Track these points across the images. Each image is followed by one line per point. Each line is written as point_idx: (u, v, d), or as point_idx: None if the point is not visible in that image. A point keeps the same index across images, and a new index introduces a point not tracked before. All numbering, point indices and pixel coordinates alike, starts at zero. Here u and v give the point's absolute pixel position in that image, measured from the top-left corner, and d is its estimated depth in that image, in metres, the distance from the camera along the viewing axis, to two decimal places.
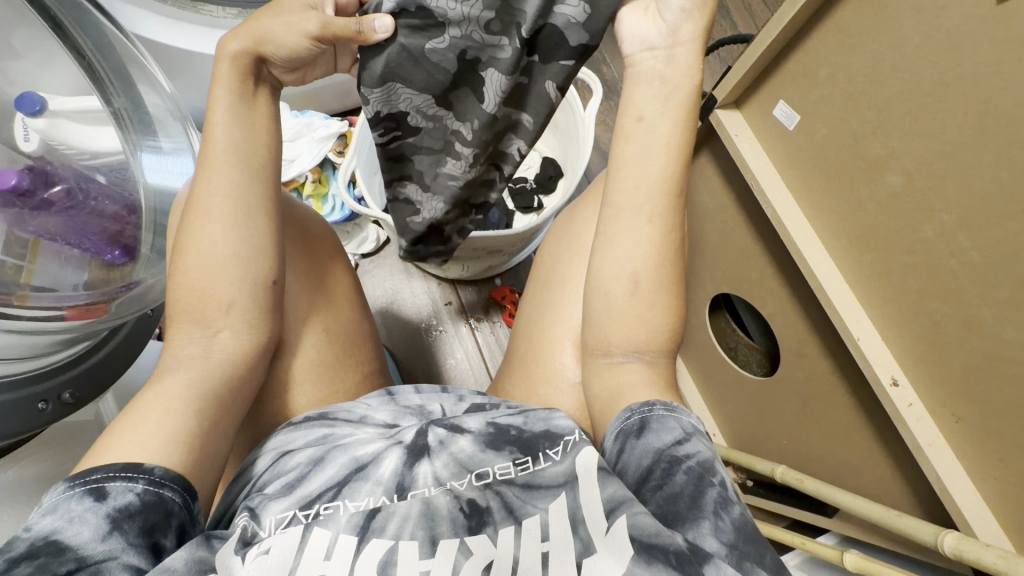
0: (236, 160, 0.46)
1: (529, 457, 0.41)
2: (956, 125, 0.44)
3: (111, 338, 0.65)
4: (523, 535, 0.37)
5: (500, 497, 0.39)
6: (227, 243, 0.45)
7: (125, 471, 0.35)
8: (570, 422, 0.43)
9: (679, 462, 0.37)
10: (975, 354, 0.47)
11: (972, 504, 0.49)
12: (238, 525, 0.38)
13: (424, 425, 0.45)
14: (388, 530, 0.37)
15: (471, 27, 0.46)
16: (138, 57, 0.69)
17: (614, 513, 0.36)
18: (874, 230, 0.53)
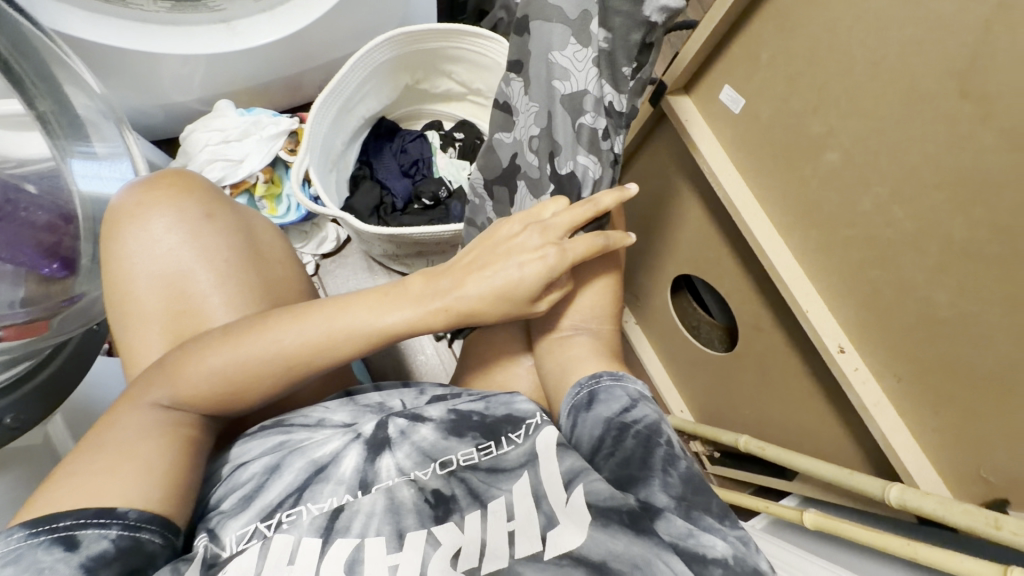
0: (295, 358, 0.44)
1: (491, 442, 0.43)
2: (887, 102, 0.46)
3: (56, 357, 0.61)
4: (490, 517, 0.39)
5: (465, 484, 0.41)
6: (239, 385, 0.44)
7: (98, 517, 0.35)
8: (529, 403, 0.45)
9: (628, 428, 0.41)
10: (911, 317, 0.50)
11: (913, 456, 0.53)
12: (198, 547, 0.39)
13: (384, 417, 0.46)
14: (353, 529, 0.39)
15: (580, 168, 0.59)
16: (61, 56, 0.62)
17: (572, 483, 0.38)
18: (816, 206, 0.56)
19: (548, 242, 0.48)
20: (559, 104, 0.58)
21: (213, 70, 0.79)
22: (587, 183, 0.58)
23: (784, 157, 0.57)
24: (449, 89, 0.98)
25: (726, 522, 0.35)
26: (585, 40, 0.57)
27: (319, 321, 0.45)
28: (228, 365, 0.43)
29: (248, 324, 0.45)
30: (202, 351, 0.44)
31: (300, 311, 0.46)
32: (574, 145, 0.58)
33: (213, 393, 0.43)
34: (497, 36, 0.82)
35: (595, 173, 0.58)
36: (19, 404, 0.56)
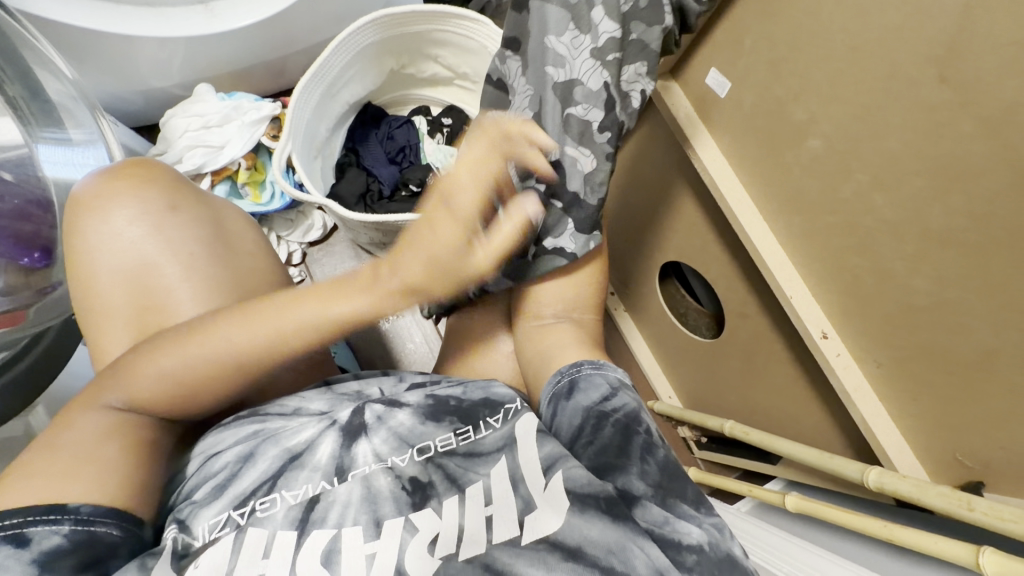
0: (253, 357, 0.43)
1: (469, 427, 0.43)
2: (868, 88, 0.46)
3: (34, 347, 0.62)
4: (467, 503, 0.39)
5: (443, 470, 0.41)
6: (180, 383, 0.43)
7: (48, 514, 0.35)
8: (506, 389, 0.46)
9: (608, 416, 0.41)
10: (892, 304, 0.51)
11: (892, 440, 0.54)
12: (167, 539, 0.39)
13: (361, 404, 0.46)
14: (329, 520, 0.39)
15: (579, 154, 0.55)
16: (30, 40, 0.61)
17: (551, 470, 0.39)
18: (799, 192, 0.55)
19: (460, 222, 0.42)
20: (552, 90, 0.55)
21: (192, 55, 0.77)
22: (574, 173, 0.54)
23: (768, 143, 0.56)
24: (435, 73, 0.96)
25: (701, 509, 0.36)
26: (584, 26, 0.55)
27: (271, 319, 0.43)
28: (184, 364, 0.43)
29: (202, 320, 0.44)
30: (150, 352, 0.43)
31: (250, 308, 0.44)
32: (563, 133, 0.55)
33: (171, 391, 0.43)
34: (481, 18, 0.80)
35: (585, 164, 0.55)
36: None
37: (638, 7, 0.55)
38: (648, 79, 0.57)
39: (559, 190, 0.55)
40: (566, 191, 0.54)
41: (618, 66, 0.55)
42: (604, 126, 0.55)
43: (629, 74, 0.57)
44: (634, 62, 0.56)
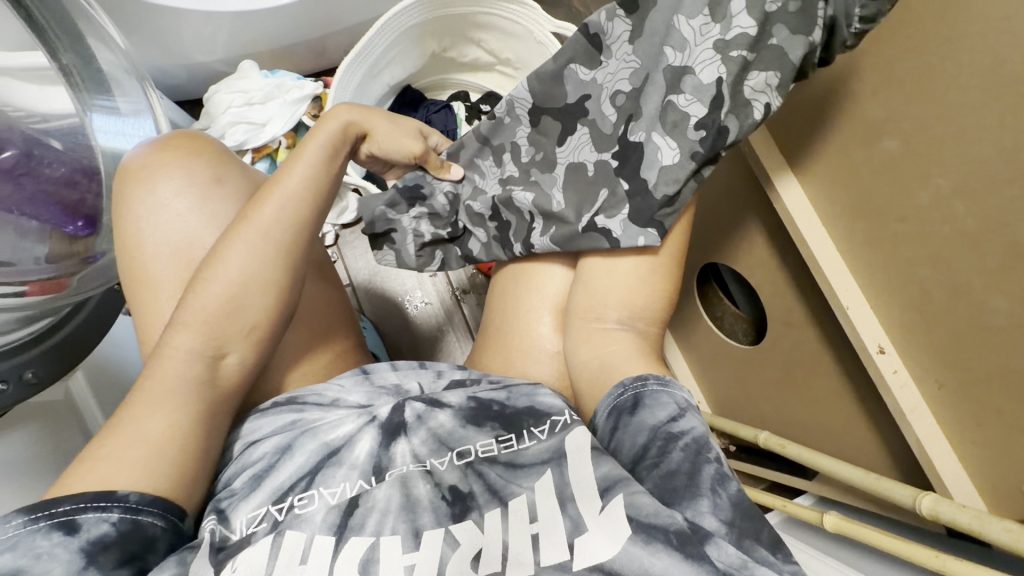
0: (285, 237, 0.47)
1: (512, 435, 0.43)
2: (961, 85, 0.42)
3: (75, 317, 0.59)
4: (510, 518, 0.39)
5: (483, 480, 0.41)
6: (215, 296, 0.45)
7: (96, 501, 0.36)
8: (555, 398, 0.46)
9: (676, 439, 0.38)
10: (963, 321, 0.47)
11: (949, 467, 0.51)
12: (205, 530, 0.40)
13: (401, 401, 0.47)
14: (367, 528, 0.39)
15: (664, 150, 0.51)
16: (86, 10, 0.62)
17: (608, 492, 0.37)
18: (865, 196, 0.52)
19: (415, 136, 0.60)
20: (660, 73, 0.52)
21: (236, 31, 0.77)
22: (650, 165, 0.51)
23: (836, 143, 0.52)
24: (477, 58, 0.95)
25: (778, 555, 0.34)
26: (719, 15, 0.49)
27: (285, 190, 0.48)
28: (235, 276, 0.45)
29: (235, 231, 0.47)
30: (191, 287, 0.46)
31: (268, 198, 0.48)
32: (655, 120, 0.52)
33: (227, 307, 0.45)
34: (529, 1, 0.78)
35: (666, 157, 0.50)
36: (40, 360, 0.54)
37: (786, 9, 0.47)
38: (777, 93, 0.49)
39: (629, 172, 0.53)
40: (637, 177, 0.52)
41: (743, 66, 0.48)
42: (702, 126, 0.49)
43: (756, 81, 0.48)
44: (765, 70, 0.48)
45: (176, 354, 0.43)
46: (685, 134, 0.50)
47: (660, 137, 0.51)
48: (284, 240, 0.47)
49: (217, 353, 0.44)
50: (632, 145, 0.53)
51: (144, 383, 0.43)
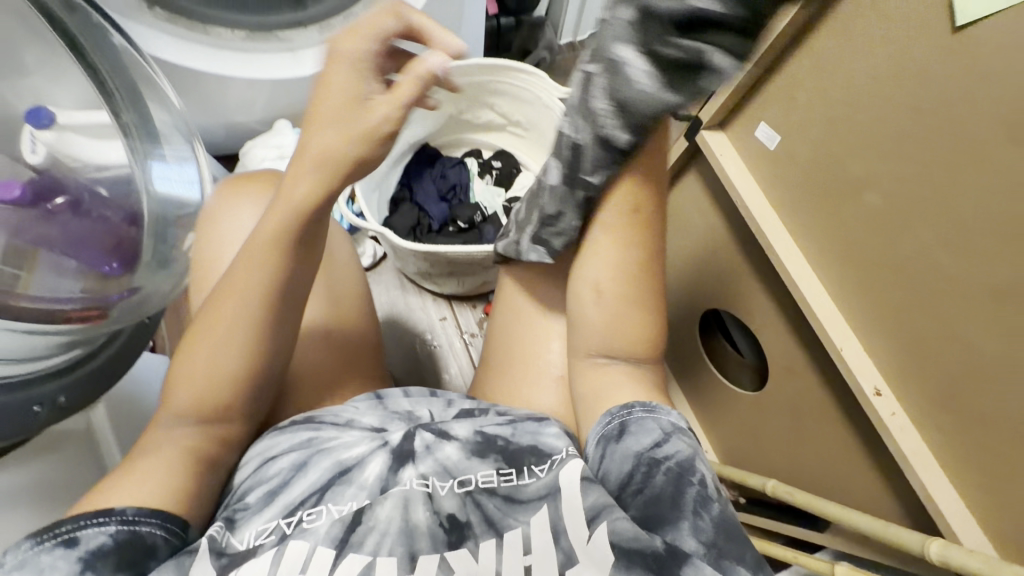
0: (242, 328, 0.45)
1: (513, 470, 0.45)
2: (932, 148, 0.46)
3: (109, 345, 0.62)
4: (505, 550, 0.41)
5: (481, 511, 0.43)
6: (199, 369, 0.46)
7: (97, 517, 0.39)
8: (558, 437, 0.47)
9: (658, 464, 0.41)
10: (955, 364, 0.48)
11: (955, 512, 0.50)
12: (209, 533, 0.42)
13: (412, 429, 0.48)
14: (366, 546, 0.41)
15: (564, 173, 0.50)
16: (150, 75, 0.69)
17: (595, 521, 0.40)
18: (853, 246, 0.55)
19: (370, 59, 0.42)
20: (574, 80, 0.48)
21: (273, 95, 0.86)
22: (545, 191, 0.52)
23: (821, 197, 0.56)
24: (489, 120, 1.03)
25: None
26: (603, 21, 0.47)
27: (252, 266, 0.45)
28: (209, 368, 0.46)
29: (203, 336, 0.47)
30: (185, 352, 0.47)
31: (225, 302, 0.46)
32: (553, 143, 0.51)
33: (206, 384, 0.46)
34: (537, 71, 0.87)
35: (550, 183, 0.51)
36: (74, 385, 0.58)
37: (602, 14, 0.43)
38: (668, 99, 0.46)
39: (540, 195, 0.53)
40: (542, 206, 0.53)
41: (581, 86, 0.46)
42: (576, 148, 0.48)
43: (597, 88, 0.44)
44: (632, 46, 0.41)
45: (168, 428, 0.46)
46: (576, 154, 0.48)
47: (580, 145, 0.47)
48: (245, 324, 0.45)
49: (205, 423, 0.47)
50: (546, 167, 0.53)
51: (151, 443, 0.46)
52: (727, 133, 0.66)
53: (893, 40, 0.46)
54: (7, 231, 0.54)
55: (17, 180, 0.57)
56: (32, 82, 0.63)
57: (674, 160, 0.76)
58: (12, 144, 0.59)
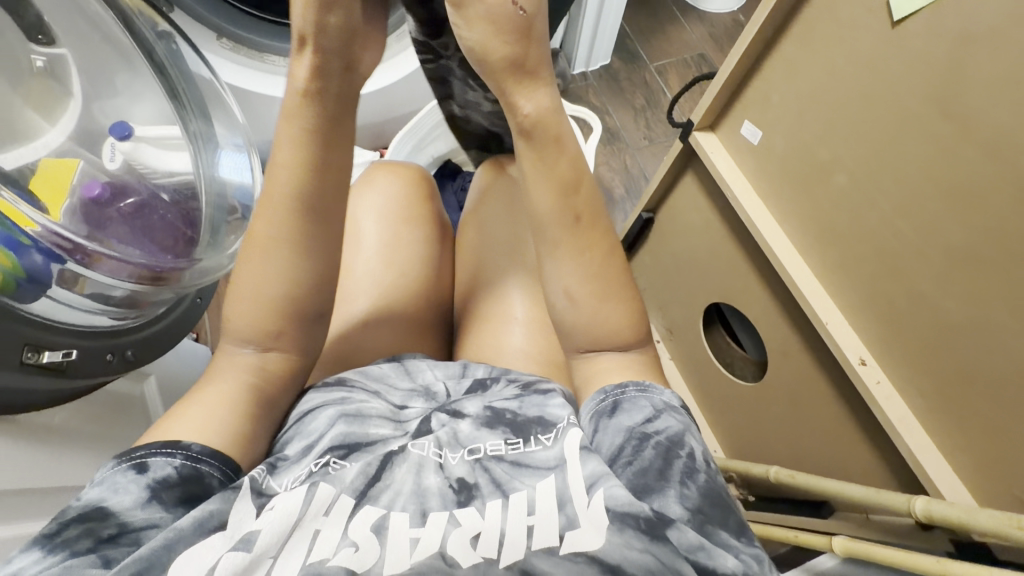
0: (292, 231, 0.46)
1: (519, 439, 0.43)
2: (882, 131, 0.52)
3: (169, 313, 0.69)
4: (510, 508, 0.39)
5: (489, 474, 0.41)
6: (259, 280, 0.45)
7: (165, 447, 0.39)
8: (564, 408, 0.45)
9: (649, 437, 0.41)
10: (925, 325, 0.53)
11: (942, 472, 0.53)
12: (249, 474, 0.40)
13: (429, 413, 0.47)
14: (382, 500, 0.39)
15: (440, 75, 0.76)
16: (219, 93, 0.82)
17: (593, 487, 0.38)
18: (831, 223, 0.60)
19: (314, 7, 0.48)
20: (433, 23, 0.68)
21: None
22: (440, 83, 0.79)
23: (799, 181, 0.63)
24: None
25: (742, 538, 0.36)
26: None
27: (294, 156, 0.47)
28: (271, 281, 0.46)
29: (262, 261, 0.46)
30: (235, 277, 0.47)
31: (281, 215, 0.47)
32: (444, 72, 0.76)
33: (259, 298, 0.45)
34: None
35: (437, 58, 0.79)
36: (139, 342, 0.63)
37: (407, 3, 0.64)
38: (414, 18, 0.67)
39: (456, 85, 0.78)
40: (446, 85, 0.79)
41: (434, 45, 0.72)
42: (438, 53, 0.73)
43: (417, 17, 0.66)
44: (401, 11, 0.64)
45: (234, 351, 0.45)
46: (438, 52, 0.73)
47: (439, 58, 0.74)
48: (298, 229, 0.46)
49: (264, 349, 0.46)
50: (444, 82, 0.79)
51: (214, 369, 0.45)
52: (717, 134, 0.73)
53: (845, 41, 0.53)
54: (88, 224, 0.62)
55: (98, 181, 0.66)
56: (117, 102, 0.74)
57: (671, 164, 0.83)
58: (95, 151, 0.69)
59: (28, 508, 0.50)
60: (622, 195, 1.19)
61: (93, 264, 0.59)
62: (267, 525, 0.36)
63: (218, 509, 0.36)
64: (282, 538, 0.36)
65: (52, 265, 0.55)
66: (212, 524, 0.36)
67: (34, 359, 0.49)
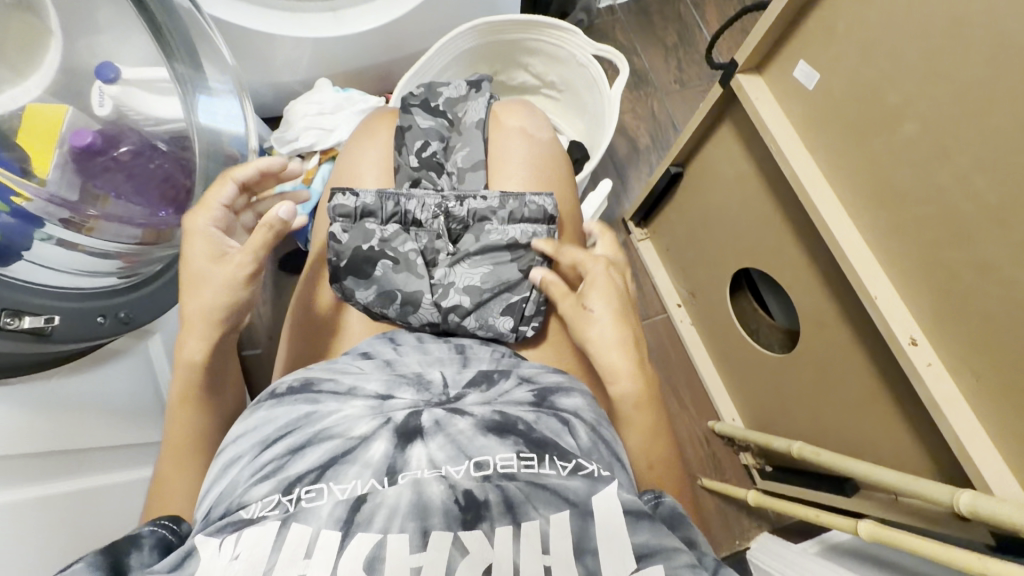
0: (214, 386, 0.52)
1: (534, 457, 0.40)
2: (973, 65, 0.43)
3: (168, 271, 0.65)
4: (523, 540, 0.37)
5: (500, 491, 0.38)
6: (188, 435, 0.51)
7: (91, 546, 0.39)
8: (578, 446, 0.43)
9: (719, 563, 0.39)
10: (992, 302, 0.46)
11: (991, 464, 0.48)
12: (220, 517, 0.39)
13: (420, 406, 0.44)
14: (375, 523, 0.36)
15: (436, 289, 0.60)
16: (207, 32, 0.67)
17: (645, 559, 0.36)
18: (886, 178, 0.53)
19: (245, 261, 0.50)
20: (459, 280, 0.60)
21: (318, 55, 0.90)
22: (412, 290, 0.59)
23: (858, 132, 0.54)
24: (524, 82, 1.04)
25: None
26: (438, 278, 0.60)
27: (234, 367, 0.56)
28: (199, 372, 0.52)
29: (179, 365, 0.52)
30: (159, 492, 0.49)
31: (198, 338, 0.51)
32: (454, 286, 0.60)
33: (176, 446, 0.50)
34: (573, 28, 0.88)
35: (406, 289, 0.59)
36: (132, 304, 0.59)
37: (481, 298, 0.59)
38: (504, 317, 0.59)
39: (423, 275, 0.60)
40: (438, 275, 0.60)
41: (448, 307, 0.59)
42: (470, 311, 0.59)
43: (486, 315, 0.59)
44: (463, 291, 0.59)
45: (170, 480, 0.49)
46: (485, 306, 0.59)
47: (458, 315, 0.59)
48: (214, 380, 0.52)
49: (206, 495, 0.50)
50: (442, 292, 0.59)
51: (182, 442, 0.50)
52: (763, 78, 0.64)
53: None
54: (82, 177, 0.59)
55: (89, 129, 0.61)
56: (102, 41, 0.64)
57: (705, 113, 0.74)
58: (83, 96, 0.62)
59: (43, 471, 0.49)
60: (648, 145, 1.09)
61: (90, 232, 0.58)
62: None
63: (183, 570, 0.36)
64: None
65: (31, 227, 0.52)
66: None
67: (14, 325, 0.47)
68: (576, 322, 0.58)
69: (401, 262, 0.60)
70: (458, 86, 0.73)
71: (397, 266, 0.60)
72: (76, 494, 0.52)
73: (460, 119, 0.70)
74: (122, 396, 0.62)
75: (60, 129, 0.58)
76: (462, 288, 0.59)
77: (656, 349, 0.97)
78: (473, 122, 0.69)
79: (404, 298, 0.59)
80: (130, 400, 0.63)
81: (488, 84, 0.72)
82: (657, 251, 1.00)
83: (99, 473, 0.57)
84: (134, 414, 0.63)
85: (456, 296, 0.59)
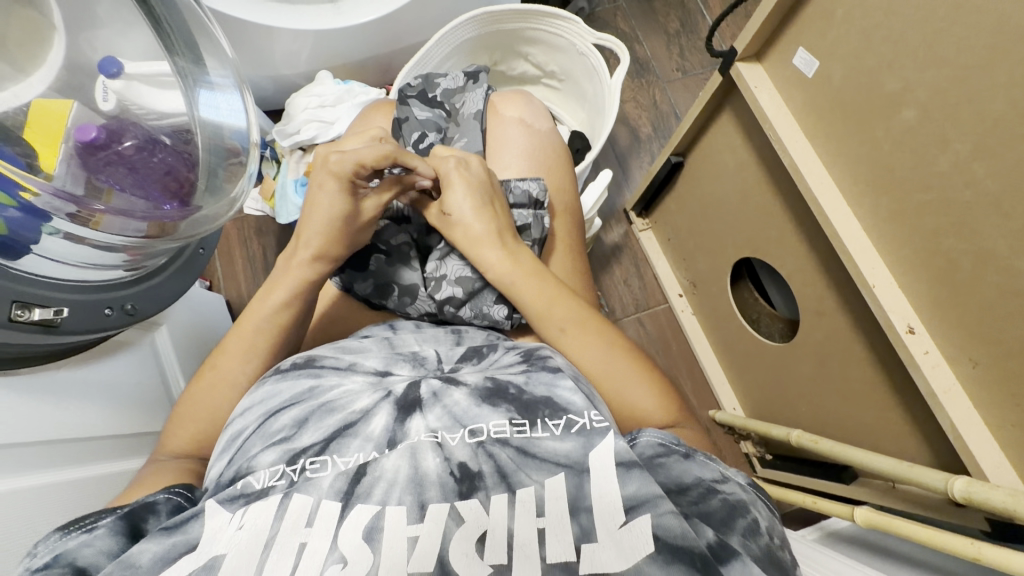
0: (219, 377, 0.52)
1: (526, 422, 0.41)
2: (968, 50, 0.43)
3: (171, 263, 0.66)
4: (518, 506, 0.37)
5: (494, 461, 0.39)
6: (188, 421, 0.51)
7: (102, 510, 0.40)
8: (574, 393, 0.42)
9: (716, 491, 0.38)
10: (988, 289, 0.46)
11: (987, 451, 0.49)
12: (230, 484, 0.40)
13: (417, 378, 0.46)
14: (374, 496, 0.38)
15: (429, 281, 0.60)
16: (204, 22, 0.69)
17: (636, 510, 0.35)
18: (884, 167, 0.53)
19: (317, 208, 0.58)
20: (452, 271, 0.60)
21: (318, 47, 0.90)
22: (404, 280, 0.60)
23: (857, 118, 0.54)
24: (524, 72, 1.03)
25: None
26: (432, 269, 0.61)
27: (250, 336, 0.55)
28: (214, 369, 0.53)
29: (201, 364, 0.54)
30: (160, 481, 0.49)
31: (242, 325, 0.54)
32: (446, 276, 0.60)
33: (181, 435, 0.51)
34: (572, 17, 0.87)
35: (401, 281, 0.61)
36: (137, 295, 0.60)
37: (475, 288, 0.59)
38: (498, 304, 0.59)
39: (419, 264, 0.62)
40: (433, 265, 0.61)
41: (440, 297, 0.59)
42: (463, 301, 0.59)
43: (479, 304, 0.59)
44: (456, 282, 0.59)
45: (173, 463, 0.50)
46: (478, 297, 0.59)
47: (451, 302, 0.59)
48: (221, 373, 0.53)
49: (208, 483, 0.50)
50: (435, 281, 0.60)
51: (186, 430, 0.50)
52: (763, 65, 0.64)
53: None
54: (86, 170, 0.56)
55: (93, 123, 0.59)
56: (102, 36, 0.65)
57: (705, 102, 0.73)
58: (86, 91, 0.62)
59: (45, 459, 0.51)
60: (650, 135, 1.09)
61: (98, 225, 0.55)
62: (234, 550, 0.36)
63: (186, 536, 0.37)
64: (254, 556, 0.36)
65: (39, 223, 0.51)
66: (177, 553, 0.36)
67: (25, 317, 0.48)
68: (469, 248, 0.58)
69: (397, 253, 0.62)
70: (456, 76, 0.72)
71: (389, 259, 0.61)
72: (75, 482, 0.53)
73: (457, 110, 0.70)
74: (128, 386, 0.63)
75: (65, 125, 0.56)
76: (455, 277, 0.60)
77: (657, 339, 0.98)
78: (471, 114, 0.70)
79: (401, 290, 0.60)
80: (136, 390, 0.64)
81: (486, 75, 0.72)
82: (659, 241, 1.00)
83: (106, 461, 0.59)
84: (142, 404, 0.65)
85: (445, 287, 0.59)
